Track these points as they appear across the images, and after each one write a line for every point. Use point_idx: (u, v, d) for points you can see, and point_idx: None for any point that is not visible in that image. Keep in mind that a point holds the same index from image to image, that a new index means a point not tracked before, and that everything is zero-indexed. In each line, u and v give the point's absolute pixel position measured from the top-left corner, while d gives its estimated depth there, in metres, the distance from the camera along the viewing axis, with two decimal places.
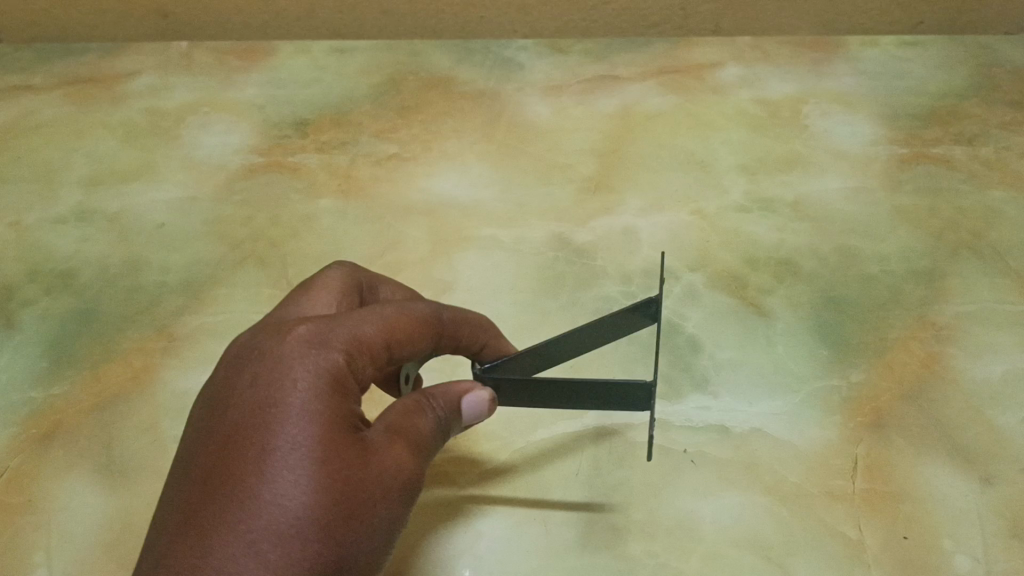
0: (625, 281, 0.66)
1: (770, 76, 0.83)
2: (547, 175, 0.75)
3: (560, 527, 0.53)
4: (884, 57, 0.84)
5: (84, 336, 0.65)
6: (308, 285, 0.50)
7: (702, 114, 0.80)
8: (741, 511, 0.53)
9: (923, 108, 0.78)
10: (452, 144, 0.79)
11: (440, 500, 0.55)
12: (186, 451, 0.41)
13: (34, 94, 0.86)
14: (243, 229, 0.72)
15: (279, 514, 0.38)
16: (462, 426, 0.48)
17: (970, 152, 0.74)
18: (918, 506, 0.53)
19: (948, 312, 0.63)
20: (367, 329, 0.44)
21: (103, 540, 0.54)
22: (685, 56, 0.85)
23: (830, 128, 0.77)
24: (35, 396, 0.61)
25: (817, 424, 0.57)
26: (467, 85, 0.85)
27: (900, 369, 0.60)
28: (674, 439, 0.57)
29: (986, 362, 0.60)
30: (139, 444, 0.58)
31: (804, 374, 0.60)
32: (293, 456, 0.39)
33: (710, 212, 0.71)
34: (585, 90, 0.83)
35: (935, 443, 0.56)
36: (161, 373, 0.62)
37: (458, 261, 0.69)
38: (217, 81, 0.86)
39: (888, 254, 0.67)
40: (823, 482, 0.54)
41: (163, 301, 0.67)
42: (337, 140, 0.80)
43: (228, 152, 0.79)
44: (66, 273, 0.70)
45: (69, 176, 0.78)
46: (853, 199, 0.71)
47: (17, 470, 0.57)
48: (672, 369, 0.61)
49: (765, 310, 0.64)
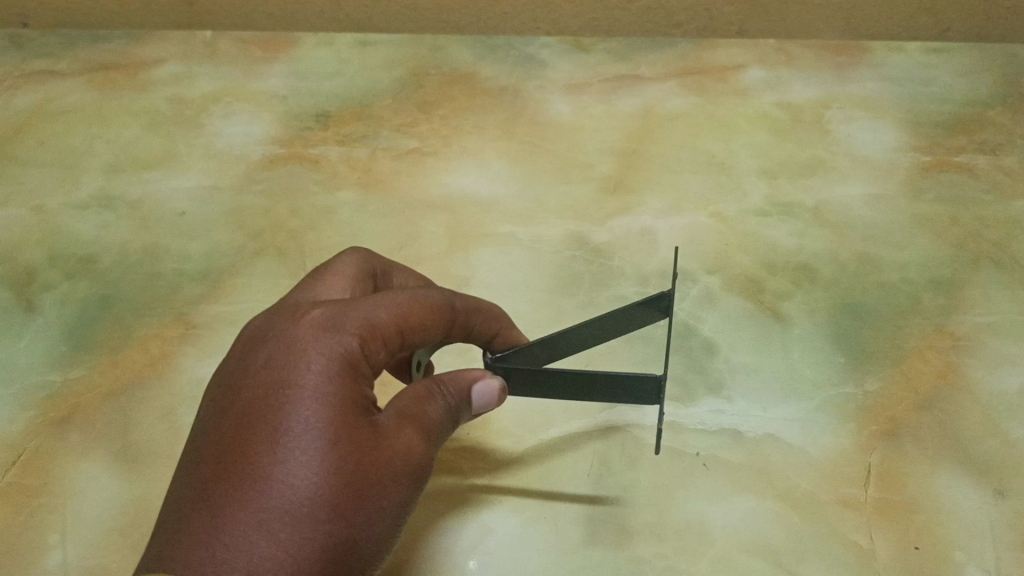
0: (642, 282, 0.66)
1: (794, 80, 0.82)
2: (567, 173, 0.75)
3: (570, 525, 0.53)
4: (910, 64, 0.83)
5: (103, 321, 0.66)
6: (323, 270, 0.50)
7: (723, 117, 0.79)
8: (753, 516, 0.53)
9: (947, 115, 0.78)
10: (472, 140, 0.79)
11: (451, 492, 0.55)
12: (199, 429, 0.42)
13: (59, 79, 0.87)
14: (262, 219, 0.73)
15: (290, 494, 0.38)
16: (472, 414, 0.49)
17: (994, 162, 0.74)
18: (930, 517, 0.53)
19: (966, 323, 0.63)
20: (382, 314, 0.44)
21: (117, 524, 0.54)
22: (708, 57, 0.85)
23: (852, 134, 0.77)
24: (53, 379, 0.62)
25: (830, 431, 0.57)
26: (489, 81, 0.85)
27: (916, 378, 0.59)
28: (687, 442, 0.57)
29: (1003, 374, 0.60)
30: (155, 430, 0.59)
31: (819, 380, 0.60)
32: (306, 437, 0.39)
33: (730, 215, 0.71)
34: (607, 89, 0.83)
35: (949, 454, 0.56)
36: (178, 361, 0.63)
37: (475, 257, 0.69)
38: (240, 71, 0.87)
39: (909, 263, 0.67)
40: (835, 490, 0.54)
41: (182, 289, 0.68)
42: (358, 133, 0.80)
43: (250, 142, 0.80)
44: (88, 257, 0.71)
45: (92, 162, 0.79)
46: (874, 206, 0.71)
47: (33, 452, 0.58)
48: (686, 372, 0.61)
49: (782, 315, 0.64)
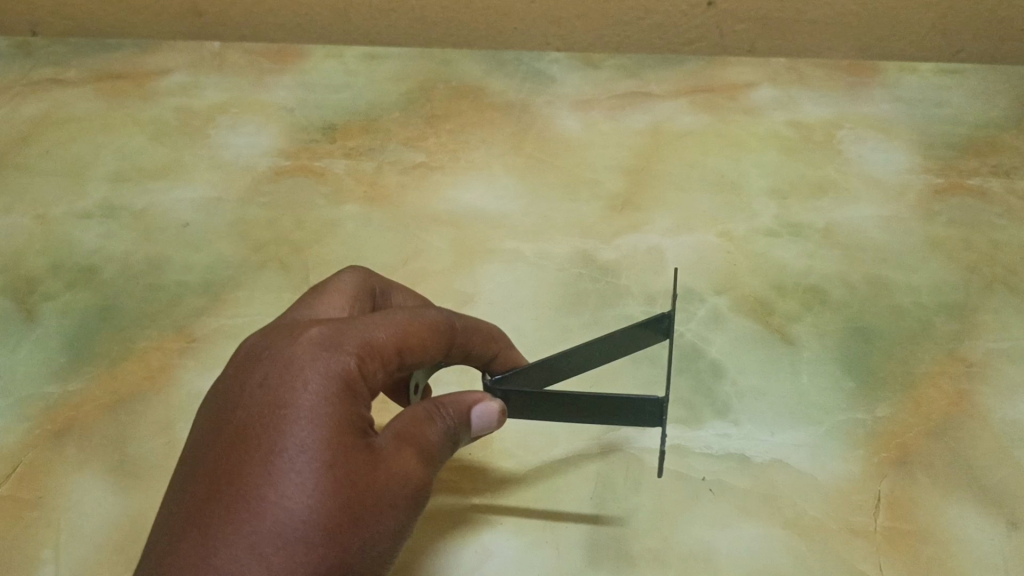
0: (648, 301, 0.66)
1: (805, 99, 0.82)
2: (573, 190, 0.74)
3: (572, 549, 0.52)
4: (923, 84, 0.82)
5: (103, 333, 0.65)
6: (321, 288, 0.49)
7: (733, 136, 0.78)
8: (758, 543, 0.52)
9: (959, 136, 0.77)
10: (479, 154, 0.78)
11: (450, 513, 0.54)
12: (192, 447, 0.41)
13: (67, 87, 0.87)
14: (266, 231, 0.72)
15: (285, 517, 0.37)
16: (471, 436, 0.47)
17: (1008, 185, 0.73)
18: (942, 548, 0.51)
19: (979, 349, 0.62)
20: (380, 334, 0.43)
21: (111, 540, 0.53)
22: (719, 74, 0.84)
23: (864, 155, 0.76)
24: (51, 390, 0.61)
25: (839, 457, 0.56)
26: (498, 95, 0.84)
27: (927, 406, 0.58)
28: (692, 466, 0.56)
29: (1017, 403, 0.58)
30: (153, 444, 0.58)
31: (828, 405, 0.58)
32: (301, 459, 0.38)
33: (739, 234, 0.70)
34: (617, 106, 0.82)
35: (960, 484, 0.54)
36: (178, 374, 0.62)
37: (480, 273, 0.68)
38: (248, 81, 0.86)
39: (921, 287, 0.66)
40: (844, 518, 0.53)
41: (183, 301, 0.67)
42: (365, 146, 0.79)
43: (255, 153, 0.79)
44: (90, 268, 0.70)
45: (97, 172, 0.78)
46: (886, 227, 0.70)
47: (29, 465, 0.57)
48: (693, 395, 0.59)
49: (790, 337, 0.63)
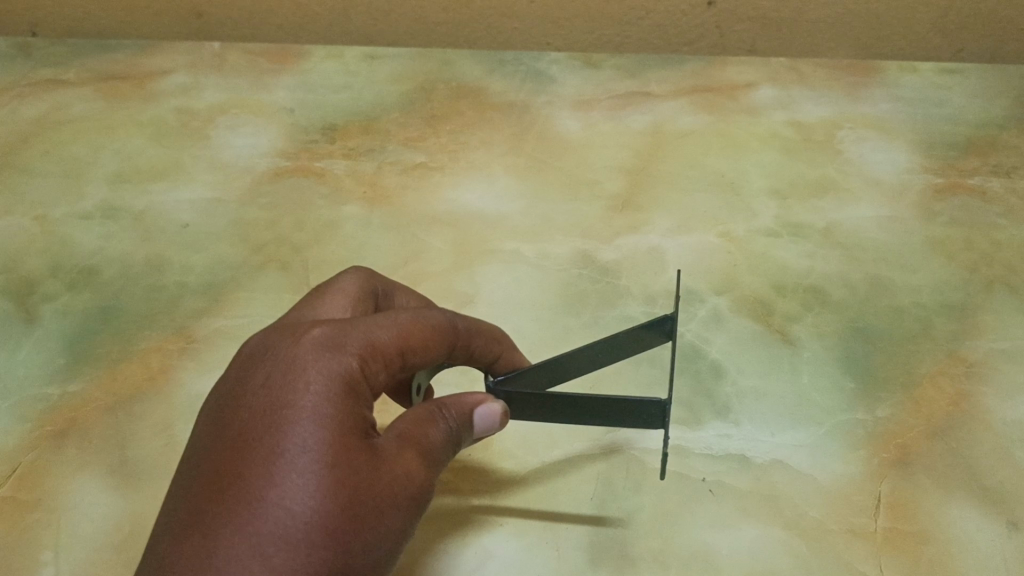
0: (649, 302, 0.65)
1: (805, 99, 0.82)
2: (573, 190, 0.74)
3: (572, 550, 0.52)
4: (923, 84, 0.82)
5: (103, 334, 0.65)
6: (324, 288, 0.49)
7: (733, 136, 0.78)
8: (759, 544, 0.52)
9: (960, 136, 0.77)
10: (479, 154, 0.78)
11: (450, 514, 0.54)
12: (194, 448, 0.41)
13: (66, 88, 0.87)
14: (266, 232, 0.72)
15: (286, 518, 0.37)
16: (474, 438, 0.47)
17: (1009, 184, 0.73)
18: (942, 549, 0.51)
19: (980, 349, 0.62)
20: (382, 335, 0.43)
21: (111, 541, 0.53)
22: (719, 75, 0.84)
23: (864, 155, 0.76)
24: (50, 392, 0.61)
25: (839, 458, 0.56)
26: (498, 96, 0.84)
27: (928, 406, 0.58)
28: (693, 466, 0.56)
29: (1017, 404, 0.58)
30: (153, 445, 0.58)
31: (828, 406, 0.58)
32: (303, 459, 0.38)
33: (739, 235, 0.70)
34: (617, 106, 0.82)
35: (961, 484, 0.54)
36: (178, 375, 0.62)
37: (480, 274, 0.68)
38: (248, 82, 0.86)
39: (921, 287, 0.66)
40: (845, 519, 0.53)
41: (183, 302, 0.67)
42: (364, 147, 0.79)
43: (255, 154, 0.79)
44: (90, 269, 0.70)
45: (97, 173, 0.78)
46: (886, 228, 0.70)
47: (28, 467, 0.57)
48: (693, 396, 0.59)
49: (790, 338, 0.63)
